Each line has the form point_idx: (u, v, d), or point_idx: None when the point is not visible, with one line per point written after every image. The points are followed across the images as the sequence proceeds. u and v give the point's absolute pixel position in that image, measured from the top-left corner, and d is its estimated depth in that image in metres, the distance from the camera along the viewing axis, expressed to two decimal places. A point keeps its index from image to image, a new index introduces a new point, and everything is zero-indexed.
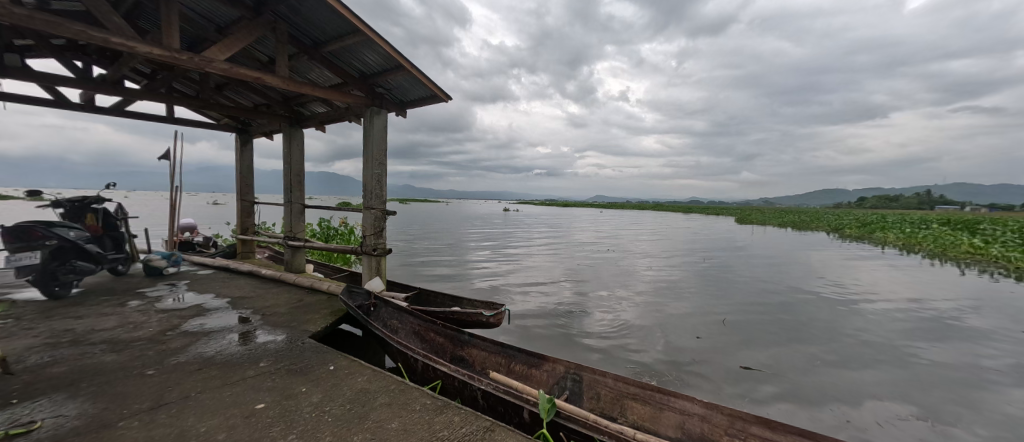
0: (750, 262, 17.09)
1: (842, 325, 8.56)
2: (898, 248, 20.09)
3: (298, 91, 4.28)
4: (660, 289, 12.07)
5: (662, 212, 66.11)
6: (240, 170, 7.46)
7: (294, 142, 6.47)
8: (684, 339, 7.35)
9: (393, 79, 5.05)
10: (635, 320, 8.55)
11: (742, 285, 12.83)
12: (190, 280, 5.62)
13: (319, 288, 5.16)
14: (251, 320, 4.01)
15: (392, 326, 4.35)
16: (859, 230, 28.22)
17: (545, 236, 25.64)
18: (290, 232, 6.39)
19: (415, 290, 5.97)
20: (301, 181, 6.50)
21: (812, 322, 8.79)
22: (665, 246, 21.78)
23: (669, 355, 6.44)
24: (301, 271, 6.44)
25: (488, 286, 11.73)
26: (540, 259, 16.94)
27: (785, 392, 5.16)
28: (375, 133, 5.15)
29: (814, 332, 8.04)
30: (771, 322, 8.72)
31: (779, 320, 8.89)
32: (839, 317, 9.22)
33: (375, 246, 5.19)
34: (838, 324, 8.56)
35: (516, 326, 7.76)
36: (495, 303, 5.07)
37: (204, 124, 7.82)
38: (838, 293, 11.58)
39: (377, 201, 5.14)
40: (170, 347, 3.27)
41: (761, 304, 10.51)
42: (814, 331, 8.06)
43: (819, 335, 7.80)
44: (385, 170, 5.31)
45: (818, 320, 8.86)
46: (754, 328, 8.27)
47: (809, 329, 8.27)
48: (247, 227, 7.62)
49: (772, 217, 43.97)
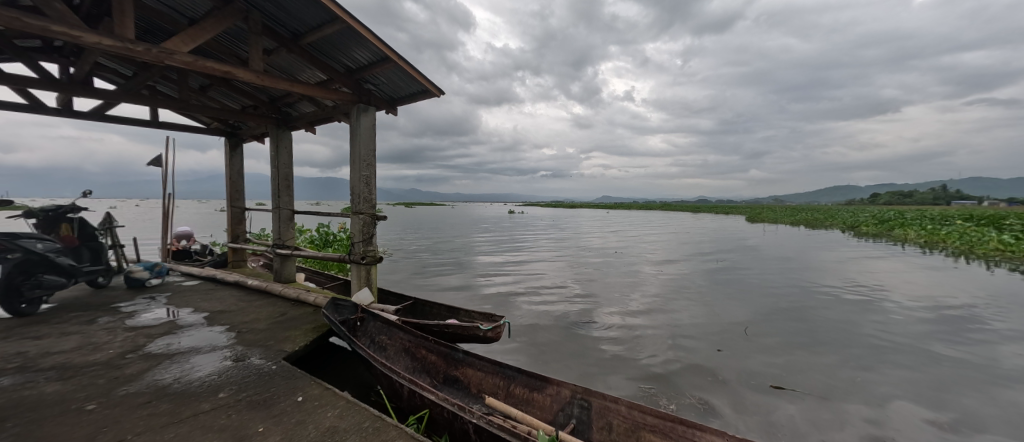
0: (765, 262, 16.44)
1: (869, 328, 8.00)
2: (920, 246, 19.25)
3: (275, 86, 3.91)
4: (671, 291, 11.57)
5: (671, 211, 65.25)
6: (229, 175, 7.16)
7: (282, 144, 6.13)
8: (700, 344, 6.86)
9: (381, 72, 4.67)
10: (647, 324, 8.08)
11: (757, 286, 12.26)
12: (173, 292, 5.30)
13: (304, 300, 4.79)
14: (224, 338, 3.64)
15: (381, 343, 3.96)
16: (876, 228, 27.29)
17: (551, 238, 25.15)
18: (279, 240, 6.04)
19: (410, 301, 5.59)
20: (289, 185, 6.16)
21: (838, 325, 8.22)
22: (674, 247, 21.16)
23: (686, 363, 5.96)
24: (290, 280, 6.10)
25: (492, 291, 11.31)
26: (547, 261, 16.49)
27: (818, 405, 4.66)
28: (362, 133, 4.76)
29: (841, 335, 7.49)
30: (794, 326, 8.17)
31: (802, 323, 8.33)
32: (865, 319, 8.65)
33: (364, 254, 4.81)
34: (868, 328, 7.97)
35: (520, 332, 7.33)
36: (494, 314, 4.67)
37: (193, 128, 7.54)
38: (861, 294, 10.98)
39: (365, 205, 4.76)
40: (125, 374, 2.90)
41: (782, 305, 9.94)
42: (841, 335, 7.51)
43: (847, 339, 7.24)
44: (374, 172, 4.94)
45: (845, 323, 8.29)
46: (775, 332, 7.74)
47: (835, 332, 7.71)
48: (238, 234, 7.31)
49: (786, 216, 42.56)
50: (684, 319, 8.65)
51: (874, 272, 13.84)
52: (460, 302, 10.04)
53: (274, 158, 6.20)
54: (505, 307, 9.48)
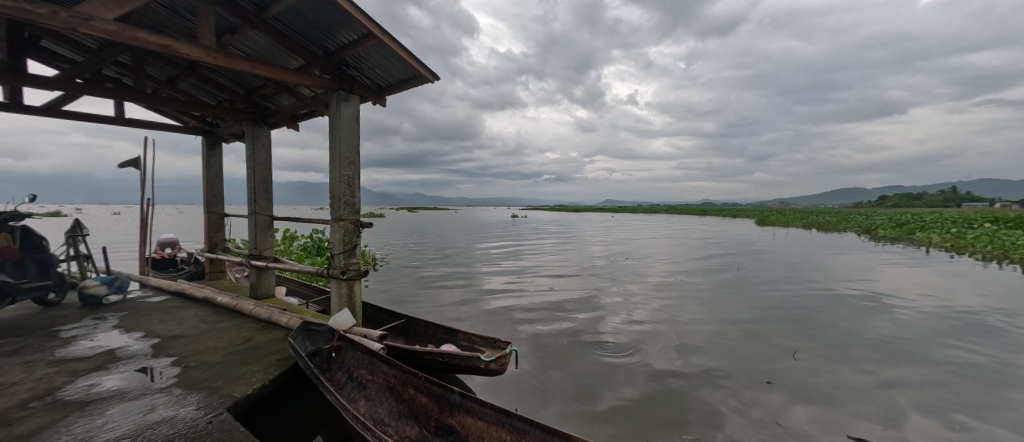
0: (783, 265, 15.59)
1: (917, 336, 7.17)
2: (946, 250, 18.29)
3: (232, 67, 3.23)
4: (688, 295, 10.80)
5: (678, 214, 64.26)
6: (207, 177, 6.53)
7: (259, 141, 5.46)
8: (730, 354, 6.10)
9: (364, 52, 3.96)
10: (667, 332, 7.32)
11: (780, 290, 11.46)
12: (130, 311, 4.63)
13: (275, 322, 4.09)
14: (163, 377, 2.93)
15: (360, 379, 3.22)
16: (896, 231, 26.23)
17: (557, 242, 24.40)
18: (254, 250, 5.36)
19: (401, 320, 4.89)
20: (268, 188, 5.47)
21: (880, 332, 7.40)
22: (686, 250, 20.32)
23: (719, 376, 5.19)
24: (268, 296, 5.41)
25: (497, 296, 10.57)
26: (553, 266, 15.74)
27: (889, 433, 3.83)
28: (343, 126, 4.05)
29: (887, 345, 6.67)
30: (830, 333, 7.37)
31: (839, 331, 7.51)
32: (907, 326, 7.82)
33: (345, 268, 4.08)
34: (918, 336, 7.12)
35: (527, 343, 6.60)
36: (498, 340, 3.95)
37: (169, 126, 6.90)
38: (895, 299, 10.13)
39: (346, 210, 4.06)
40: (11, 434, 2.20)
41: (811, 310, 9.12)
42: (888, 344, 6.68)
43: (897, 350, 6.41)
44: (358, 172, 4.24)
45: (889, 331, 7.45)
46: (811, 340, 6.94)
47: (881, 341, 6.88)
48: (216, 243, 6.65)
49: (799, 219, 41.31)
50: (707, 326, 7.86)
51: (902, 276, 12.98)
52: (461, 307, 9.36)
53: (250, 158, 5.53)
54: (510, 312, 8.76)
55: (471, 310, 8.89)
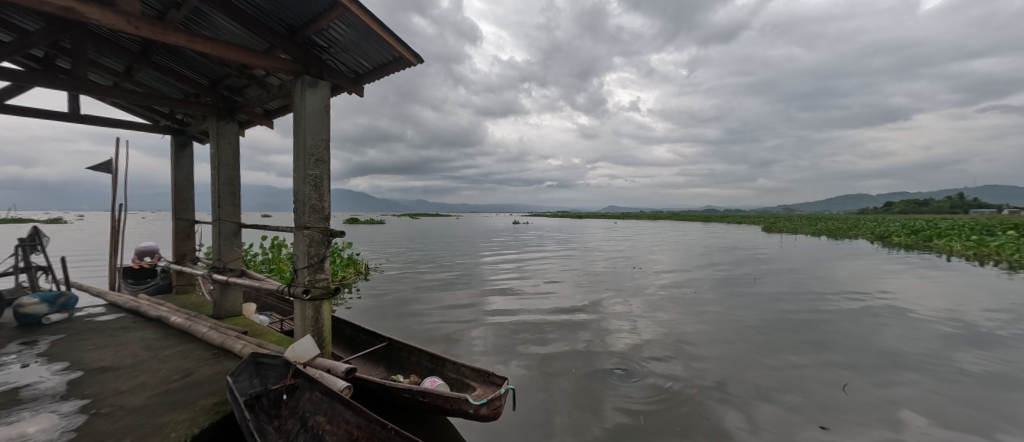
0: (795, 271, 14.92)
1: (957, 348, 6.49)
2: (967, 259, 17.41)
3: (162, 40, 2.67)
4: (697, 301, 10.16)
5: (681, 221, 63.48)
6: (175, 180, 6.06)
7: (225, 140, 4.96)
8: (743, 371, 5.55)
9: (332, 27, 3.42)
10: (677, 345, 6.70)
11: (795, 296, 10.80)
12: (67, 333, 4.00)
13: (227, 348, 3.50)
14: (56, 431, 2.28)
15: (315, 428, 2.54)
16: (910, 238, 25.40)
17: (558, 249, 23.81)
18: (218, 262, 4.89)
19: (383, 344, 4.37)
20: (233, 192, 5.08)
21: (905, 343, 6.81)
22: (692, 257, 19.65)
23: (735, 398, 4.63)
24: (233, 315, 4.91)
25: (493, 302, 9.97)
26: (554, 272, 15.15)
27: None
28: (308, 117, 3.51)
29: (913, 358, 6.11)
30: (858, 345, 6.72)
31: (870, 342, 6.83)
32: (943, 337, 7.13)
33: (310, 286, 3.50)
34: (959, 349, 6.43)
35: (524, 358, 6.00)
36: (492, 374, 3.32)
37: (137, 123, 6.37)
38: (917, 306, 9.48)
39: (311, 215, 3.50)
40: None
41: (833, 319, 8.46)
42: (915, 358, 6.11)
43: (925, 364, 5.83)
44: (327, 172, 3.68)
45: (927, 343, 6.76)
46: (843, 354, 6.25)
47: (919, 355, 6.20)
48: (185, 252, 6.12)
49: (807, 225, 40.44)
50: (718, 337, 7.26)
51: (922, 282, 12.29)
52: (455, 314, 8.77)
53: (216, 158, 5.02)
54: (506, 321, 8.16)
55: (465, 319, 8.30)
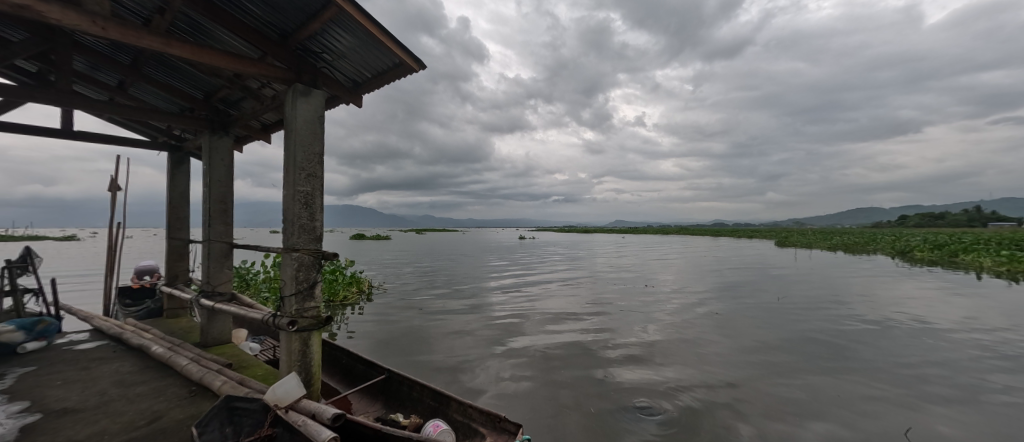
0: (811, 287, 14.36)
1: (1003, 368, 5.97)
2: (1000, 275, 16.54)
3: (135, 44, 2.54)
4: (710, 318, 9.71)
5: (690, 236, 62.52)
6: (171, 198, 5.95)
7: (218, 156, 4.82)
8: (770, 393, 5.14)
9: (325, 30, 3.24)
10: (695, 364, 6.27)
11: (814, 312, 10.28)
12: (39, 366, 3.69)
13: (205, 384, 3.18)
14: None
15: None
16: (934, 253, 24.45)
17: (565, 265, 23.35)
18: (206, 284, 4.73)
19: (382, 377, 4.03)
20: (225, 210, 4.93)
21: (928, 359, 6.44)
22: (704, 273, 19.05)
23: (752, 421, 4.32)
24: (220, 343, 4.69)
25: (497, 318, 9.60)
26: (559, 288, 14.75)
27: None
28: (299, 129, 3.28)
29: (935, 374, 5.76)
30: (890, 364, 6.26)
31: (904, 361, 6.35)
32: (984, 355, 6.62)
33: (297, 315, 3.22)
34: (1006, 369, 5.92)
35: (529, 379, 5.66)
36: (504, 419, 2.98)
37: (134, 140, 6.27)
38: (943, 323, 9.00)
39: (300, 234, 3.23)
40: None
41: (859, 336, 7.98)
42: (935, 373, 5.78)
43: (947, 380, 5.51)
44: (320, 188, 3.44)
45: (967, 362, 6.26)
46: (878, 375, 5.78)
47: (961, 374, 5.73)
48: (177, 273, 5.97)
49: (822, 240, 39.30)
50: (729, 350, 6.94)
51: (948, 299, 11.71)
52: (458, 330, 8.48)
53: (207, 174, 4.86)
54: (511, 337, 7.84)
55: (468, 336, 7.99)
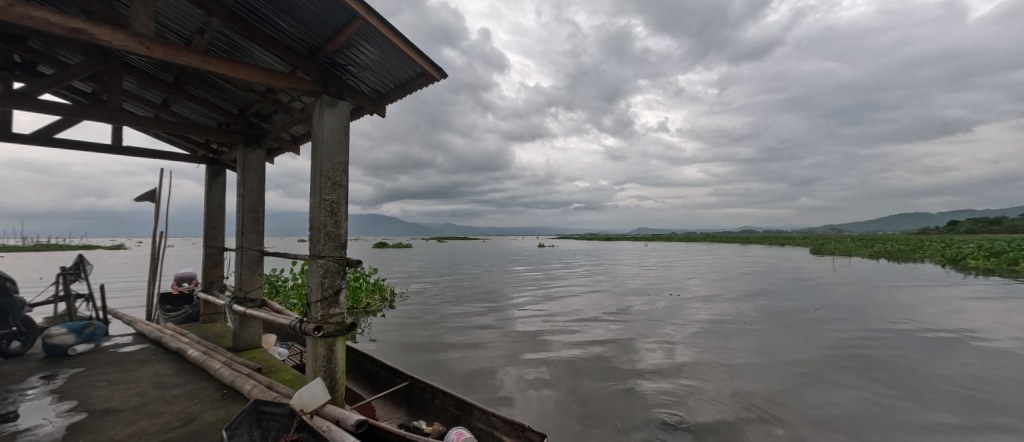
0: (847, 298, 13.72)
1: None
2: None
3: (176, 61, 2.70)
4: (739, 330, 9.33)
5: (716, 244, 60.72)
6: (208, 208, 6.28)
7: (251, 167, 5.06)
8: (804, 409, 4.89)
9: (349, 42, 3.35)
10: (721, 377, 6.07)
11: (851, 325, 9.75)
12: (88, 367, 3.93)
13: (235, 388, 3.27)
14: None
15: None
16: (988, 262, 22.82)
17: (586, 274, 23.13)
18: (239, 291, 4.92)
19: (404, 383, 4.04)
20: (257, 219, 5.13)
21: (979, 377, 6.02)
22: (732, 283, 18.44)
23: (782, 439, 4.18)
24: (252, 347, 4.86)
25: (518, 328, 9.55)
26: (580, 298, 14.57)
27: None
28: (326, 139, 3.37)
29: (988, 394, 5.37)
30: (936, 382, 5.85)
31: (952, 379, 5.93)
32: None
33: (322, 321, 3.28)
34: None
35: (550, 390, 5.61)
36: (527, 427, 2.91)
37: (176, 155, 6.68)
38: (997, 337, 8.40)
39: (326, 243, 3.29)
40: None
41: (903, 350, 7.50)
42: (987, 393, 5.40)
43: (1003, 399, 5.13)
44: (345, 196, 3.52)
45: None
46: (926, 394, 5.39)
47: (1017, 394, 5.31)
48: (212, 280, 6.26)
49: (860, 247, 37.39)
50: (760, 364, 6.66)
51: (1004, 313, 10.85)
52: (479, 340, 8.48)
53: (241, 185, 5.09)
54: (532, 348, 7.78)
55: (488, 346, 7.99)
